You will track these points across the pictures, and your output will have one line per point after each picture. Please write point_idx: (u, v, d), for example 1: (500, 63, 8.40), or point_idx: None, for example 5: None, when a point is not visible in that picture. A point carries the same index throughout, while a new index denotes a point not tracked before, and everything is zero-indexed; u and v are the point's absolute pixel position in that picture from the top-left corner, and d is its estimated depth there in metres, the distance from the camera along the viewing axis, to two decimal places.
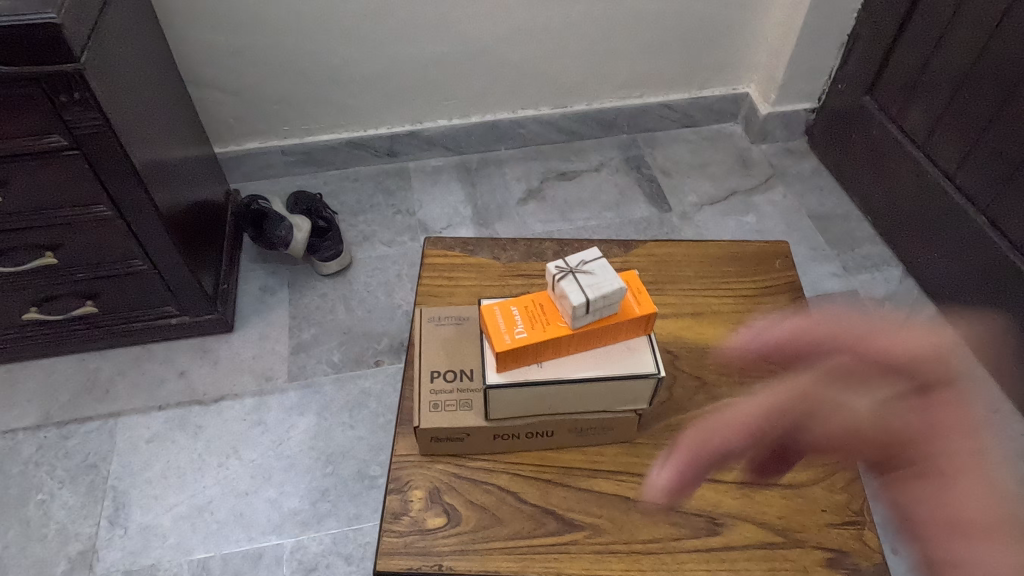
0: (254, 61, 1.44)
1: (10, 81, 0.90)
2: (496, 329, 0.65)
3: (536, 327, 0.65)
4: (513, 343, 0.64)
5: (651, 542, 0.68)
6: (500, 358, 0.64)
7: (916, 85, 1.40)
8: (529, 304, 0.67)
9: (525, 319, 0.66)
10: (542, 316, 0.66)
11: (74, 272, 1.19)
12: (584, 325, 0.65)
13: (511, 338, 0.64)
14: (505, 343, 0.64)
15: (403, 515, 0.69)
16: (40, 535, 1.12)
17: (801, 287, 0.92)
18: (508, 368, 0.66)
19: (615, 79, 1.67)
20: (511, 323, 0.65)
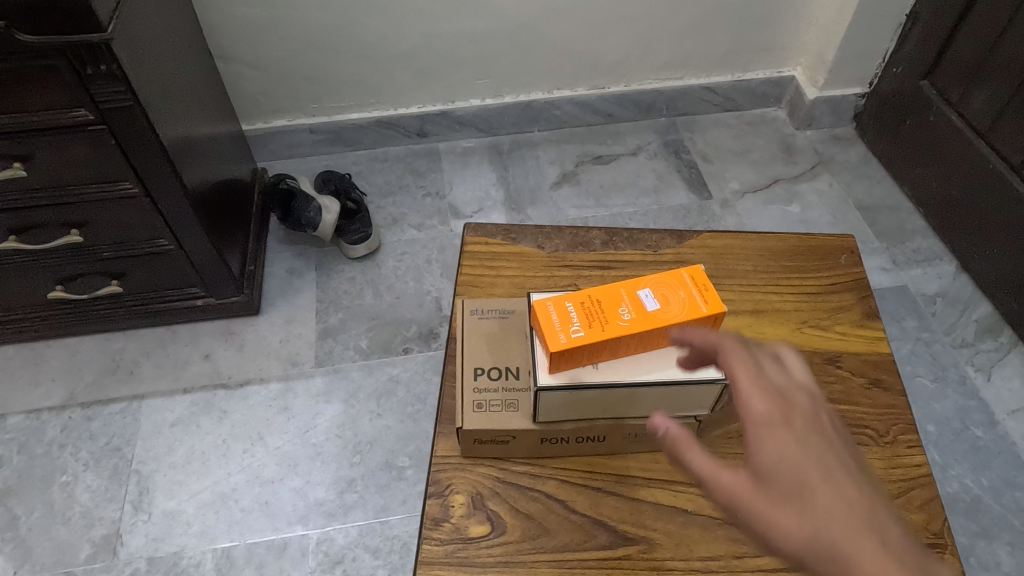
0: (283, 36, 1.39)
1: (35, 51, 0.86)
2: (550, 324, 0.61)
3: (594, 325, 0.60)
4: (570, 341, 0.59)
5: (710, 560, 0.64)
6: (555, 355, 0.59)
7: (980, 69, 1.32)
8: (586, 300, 0.63)
9: (582, 314, 0.61)
10: (601, 314, 0.61)
11: (100, 250, 1.16)
12: (647, 327, 0.60)
13: (566, 337, 0.59)
14: (560, 343, 0.59)
15: (444, 522, 0.65)
16: (64, 518, 1.10)
17: (867, 285, 0.86)
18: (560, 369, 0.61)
19: (656, 59, 1.60)
20: (566, 321, 0.61)
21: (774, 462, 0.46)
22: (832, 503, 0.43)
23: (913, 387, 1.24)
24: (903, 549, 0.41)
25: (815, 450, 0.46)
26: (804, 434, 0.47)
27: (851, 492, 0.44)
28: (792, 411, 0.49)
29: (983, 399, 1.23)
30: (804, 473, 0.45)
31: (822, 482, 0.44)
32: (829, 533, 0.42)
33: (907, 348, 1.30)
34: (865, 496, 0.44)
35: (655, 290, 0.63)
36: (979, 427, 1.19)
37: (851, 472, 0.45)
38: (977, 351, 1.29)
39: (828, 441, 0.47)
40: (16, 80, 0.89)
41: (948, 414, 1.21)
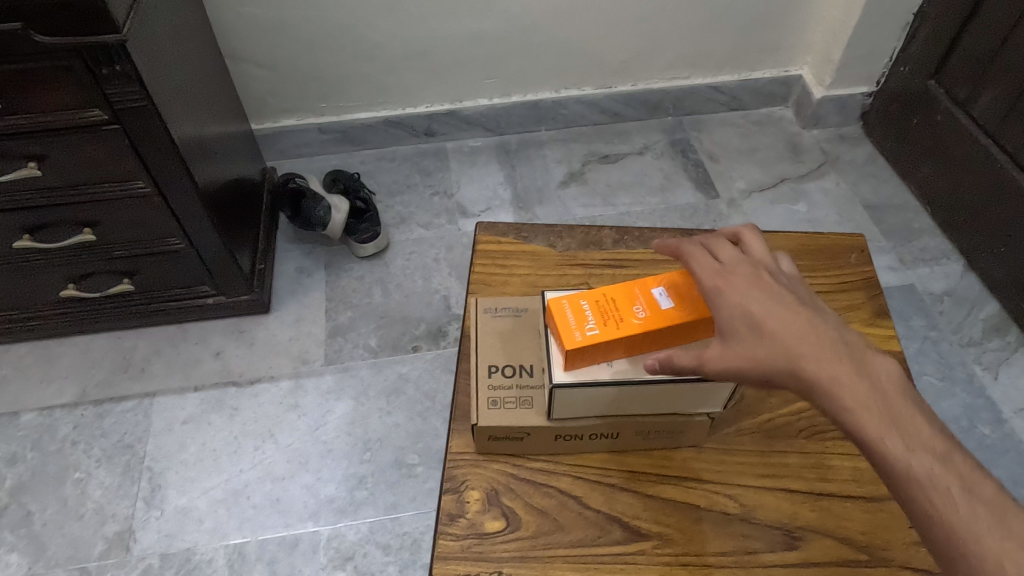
0: (293, 36, 1.40)
1: (51, 52, 0.87)
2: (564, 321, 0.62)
3: (608, 322, 0.61)
4: (584, 339, 0.60)
5: (723, 555, 0.64)
6: (569, 352, 0.60)
7: (988, 68, 1.32)
8: (600, 298, 0.63)
9: (596, 312, 0.62)
10: (616, 311, 0.62)
11: (112, 249, 1.17)
12: (661, 325, 0.61)
13: (581, 335, 0.60)
14: (575, 340, 0.60)
15: (459, 517, 0.66)
16: (77, 514, 1.11)
17: (877, 283, 0.87)
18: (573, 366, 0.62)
19: (663, 59, 1.60)
20: (581, 318, 0.61)
21: (732, 315, 0.59)
22: (783, 331, 0.57)
23: (921, 386, 1.25)
24: (839, 346, 0.56)
25: (763, 296, 0.59)
26: (751, 288, 0.60)
27: (794, 317, 0.58)
28: (739, 271, 0.62)
29: (990, 397, 1.23)
30: (758, 317, 0.58)
31: (773, 318, 0.58)
32: (784, 353, 0.56)
33: (914, 346, 1.30)
34: (804, 316, 0.58)
35: (669, 288, 0.64)
36: (987, 426, 1.20)
37: (792, 305, 0.59)
38: (984, 350, 1.29)
39: (771, 288, 0.60)
40: (32, 80, 0.90)
41: (956, 412, 1.22)
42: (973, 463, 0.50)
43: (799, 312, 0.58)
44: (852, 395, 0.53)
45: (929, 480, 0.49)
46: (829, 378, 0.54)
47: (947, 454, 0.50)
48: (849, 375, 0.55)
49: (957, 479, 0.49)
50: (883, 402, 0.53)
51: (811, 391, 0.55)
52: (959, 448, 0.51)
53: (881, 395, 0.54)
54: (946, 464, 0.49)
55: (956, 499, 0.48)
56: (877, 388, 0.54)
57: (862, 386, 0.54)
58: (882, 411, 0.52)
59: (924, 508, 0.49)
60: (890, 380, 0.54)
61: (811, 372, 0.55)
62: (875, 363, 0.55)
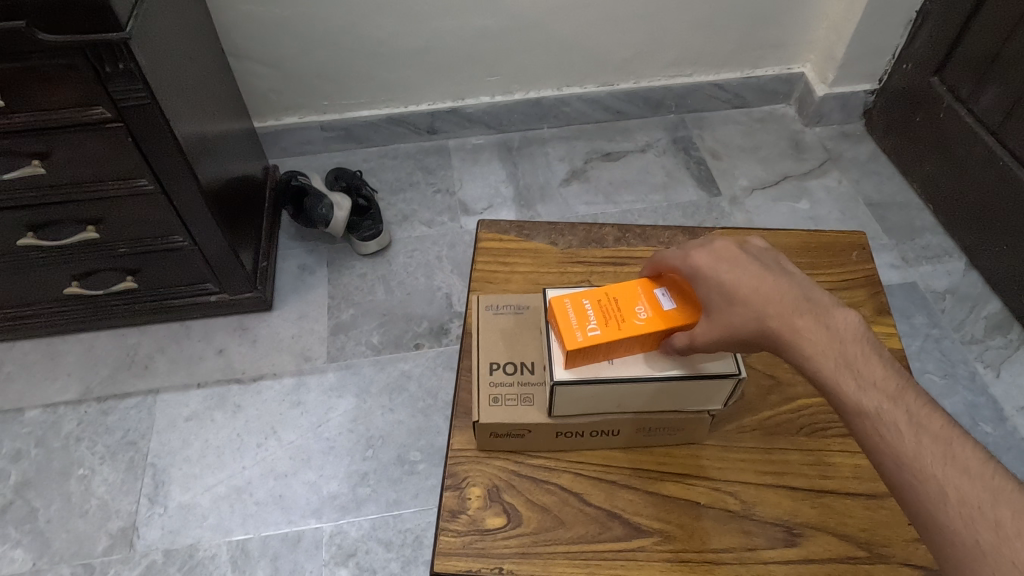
0: (295, 34, 1.40)
1: (55, 50, 0.87)
2: (567, 319, 0.62)
3: (609, 322, 0.62)
4: (585, 339, 0.60)
5: (723, 552, 0.64)
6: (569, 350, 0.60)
7: (991, 66, 1.32)
8: (602, 297, 0.64)
9: (598, 311, 0.62)
10: (618, 312, 0.62)
11: (116, 246, 1.17)
12: (662, 327, 0.61)
13: (584, 335, 0.60)
14: (578, 341, 0.60)
15: (460, 514, 0.66)
16: (82, 510, 1.12)
17: (879, 281, 0.87)
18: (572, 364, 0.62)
19: (665, 56, 1.60)
20: (583, 318, 0.62)
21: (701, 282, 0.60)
22: (747, 290, 0.58)
23: (922, 383, 1.25)
24: (800, 300, 0.57)
25: (731, 258, 0.60)
26: (718, 251, 0.61)
27: (757, 275, 0.58)
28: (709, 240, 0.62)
29: (992, 395, 1.23)
30: (725, 279, 0.59)
31: (737, 276, 0.58)
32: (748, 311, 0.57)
33: (916, 344, 1.30)
34: (768, 273, 0.59)
35: (671, 289, 0.64)
36: (989, 423, 1.20)
37: (757, 266, 0.59)
38: (986, 348, 1.29)
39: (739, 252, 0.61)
40: (36, 78, 0.90)
41: (957, 410, 1.22)
42: (928, 401, 0.50)
43: (764, 270, 0.59)
44: (812, 344, 0.54)
45: (879, 418, 0.50)
46: (790, 331, 0.55)
47: (899, 394, 0.51)
48: (809, 326, 0.55)
49: (907, 416, 0.49)
50: (840, 350, 0.53)
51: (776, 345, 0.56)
52: (912, 388, 0.51)
53: (839, 342, 0.54)
54: (895, 404, 0.50)
55: (904, 436, 0.48)
56: (835, 336, 0.54)
57: (821, 337, 0.54)
58: (838, 358, 0.53)
59: (875, 447, 0.49)
60: (849, 328, 0.55)
61: (773, 326, 0.56)
62: (837, 314, 0.56)
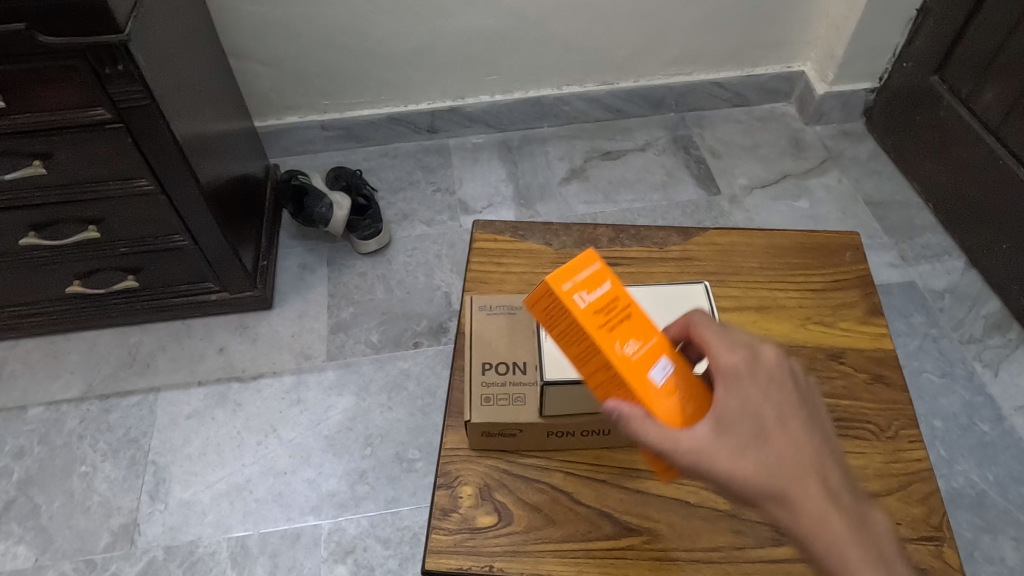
0: (296, 34, 1.41)
1: (55, 52, 0.88)
2: (579, 271, 0.60)
3: (596, 316, 0.58)
4: (566, 291, 0.58)
5: (713, 551, 0.65)
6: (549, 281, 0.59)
7: (991, 64, 1.31)
8: (623, 301, 0.60)
9: (602, 299, 0.59)
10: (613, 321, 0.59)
11: (117, 246, 1.18)
12: (618, 362, 0.57)
13: (571, 292, 0.58)
14: (563, 287, 0.58)
15: (452, 512, 0.67)
16: (84, 507, 1.13)
17: (872, 282, 0.87)
18: (534, 303, 0.60)
19: (665, 55, 1.60)
20: (592, 285, 0.59)
21: (740, 421, 0.54)
22: (791, 457, 0.53)
23: (920, 383, 1.25)
24: (843, 492, 0.53)
25: (780, 410, 0.55)
26: (766, 397, 0.55)
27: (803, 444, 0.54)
28: (757, 374, 0.57)
29: (990, 394, 1.23)
30: (770, 431, 0.54)
31: (779, 436, 0.54)
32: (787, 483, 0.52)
33: (914, 343, 1.30)
34: (812, 444, 0.54)
35: (673, 368, 0.59)
36: (986, 423, 1.20)
37: (807, 431, 0.55)
38: (985, 347, 1.29)
39: (792, 405, 0.56)
40: (37, 79, 0.91)
41: (955, 409, 1.22)
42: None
43: (813, 437, 0.54)
44: (854, 549, 0.50)
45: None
46: (823, 521, 0.51)
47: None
48: (846, 526, 0.51)
49: None
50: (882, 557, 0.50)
51: (796, 535, 0.51)
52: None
53: (876, 550, 0.51)
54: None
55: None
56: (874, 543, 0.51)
57: (861, 541, 0.51)
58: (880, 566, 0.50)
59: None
60: (884, 530, 0.52)
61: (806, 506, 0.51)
62: (874, 514, 0.53)
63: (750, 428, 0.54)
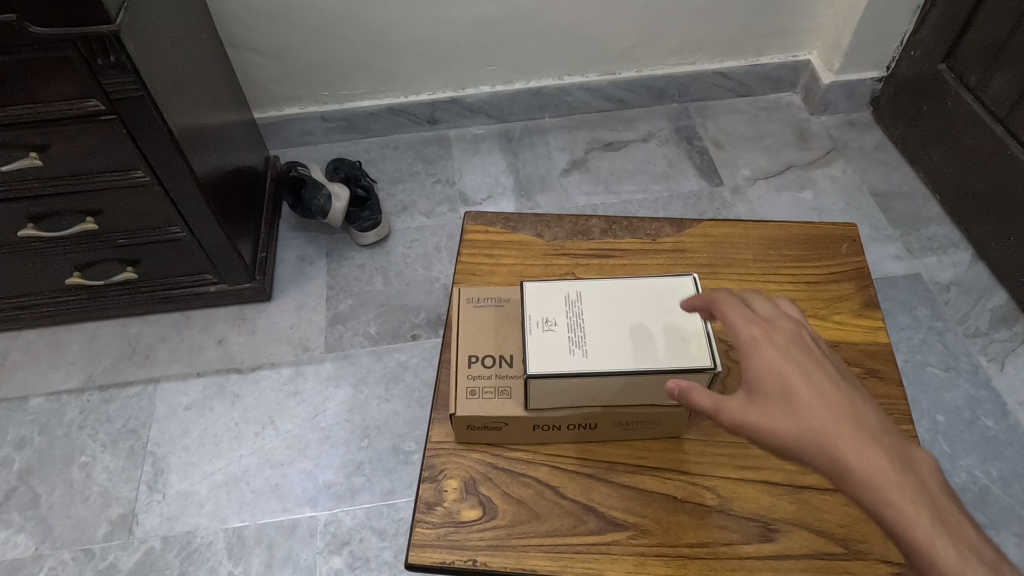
0: (294, 25, 1.40)
1: (46, 43, 0.88)
2: None
3: None
4: None
5: (698, 546, 0.65)
6: None
7: (999, 52, 1.28)
8: None
9: None
10: None
11: (115, 238, 1.18)
12: None
13: None
14: None
15: (436, 506, 0.67)
16: (83, 496, 1.14)
17: (869, 273, 0.86)
18: None
19: (668, 45, 1.58)
20: None
21: (774, 379, 0.56)
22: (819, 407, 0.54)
23: (923, 377, 1.23)
24: (883, 427, 0.53)
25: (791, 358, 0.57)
26: (786, 352, 0.57)
27: (834, 391, 0.55)
28: (775, 336, 0.58)
29: (995, 389, 1.21)
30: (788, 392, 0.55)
31: (813, 396, 0.54)
32: (820, 429, 0.53)
33: (918, 336, 1.28)
34: (847, 394, 0.55)
35: None
36: (990, 417, 1.18)
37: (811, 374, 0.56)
38: (991, 341, 1.27)
39: (813, 354, 0.58)
40: (29, 70, 0.91)
41: (958, 404, 1.20)
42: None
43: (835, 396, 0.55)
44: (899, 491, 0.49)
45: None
46: (865, 463, 0.51)
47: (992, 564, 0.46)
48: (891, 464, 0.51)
49: None
50: (930, 507, 0.48)
51: (847, 476, 0.51)
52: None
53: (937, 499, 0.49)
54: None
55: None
56: (935, 498, 0.49)
57: (905, 477, 0.50)
58: (925, 508, 0.48)
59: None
60: (933, 476, 0.51)
61: (857, 454, 0.51)
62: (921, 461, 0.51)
63: (774, 385, 0.56)
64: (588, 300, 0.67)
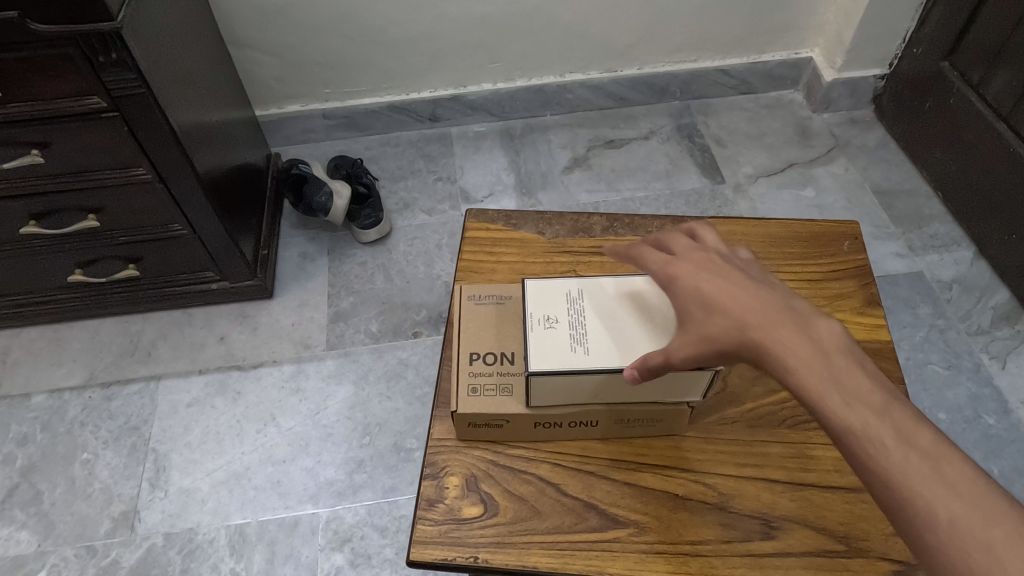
0: (295, 22, 1.40)
1: (48, 40, 0.88)
2: None
3: None
4: None
5: (699, 544, 0.65)
6: None
7: (1002, 50, 1.28)
8: None
9: None
10: None
11: (116, 235, 1.19)
12: None
13: None
14: None
15: (438, 503, 0.67)
16: (85, 493, 1.14)
17: (870, 271, 0.86)
18: None
19: (669, 42, 1.58)
20: None
21: (693, 293, 0.56)
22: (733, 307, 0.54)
23: (925, 375, 1.23)
24: (789, 309, 0.54)
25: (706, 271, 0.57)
26: (699, 268, 0.57)
27: (740, 288, 0.55)
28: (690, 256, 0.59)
29: (997, 387, 1.21)
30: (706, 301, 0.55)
31: (720, 290, 0.55)
32: (738, 328, 0.53)
33: (920, 334, 1.28)
34: (750, 284, 0.56)
35: None
36: (992, 415, 1.18)
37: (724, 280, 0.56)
38: (992, 339, 1.27)
39: (719, 261, 0.58)
40: (31, 67, 0.91)
41: (960, 402, 1.20)
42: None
43: (746, 293, 0.55)
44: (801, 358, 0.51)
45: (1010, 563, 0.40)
46: (778, 348, 0.52)
47: (884, 409, 0.48)
48: (793, 337, 0.52)
49: (896, 434, 0.46)
50: (829, 367, 0.50)
51: (756, 356, 0.53)
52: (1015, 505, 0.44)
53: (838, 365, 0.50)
54: (906, 439, 0.46)
55: (946, 489, 0.44)
56: (840, 365, 0.50)
57: (816, 352, 0.51)
58: (823, 371, 0.50)
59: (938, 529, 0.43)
60: (832, 340, 0.52)
61: (763, 332, 0.52)
62: (824, 329, 0.52)
63: (693, 299, 0.56)
64: (589, 298, 0.68)
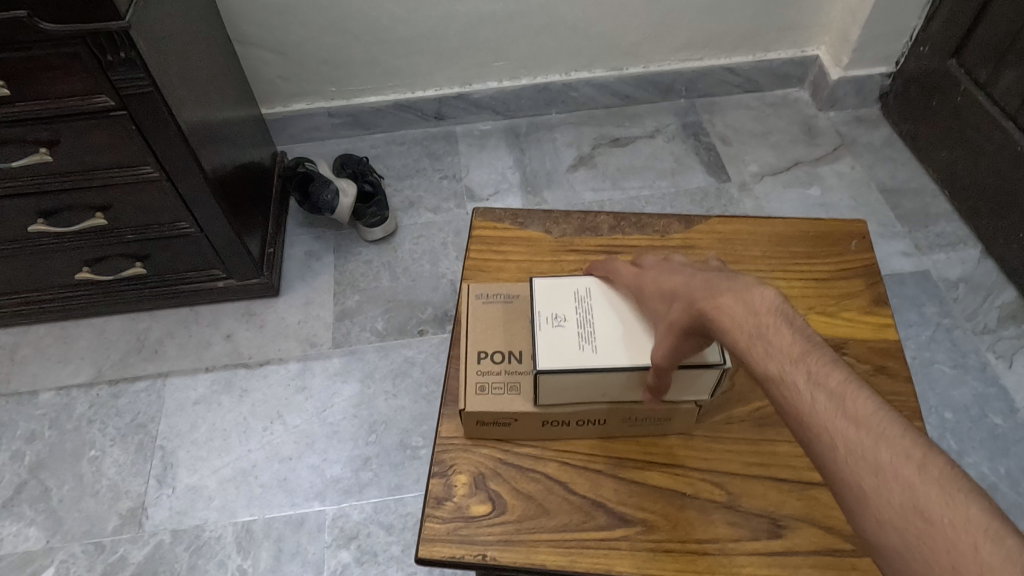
0: (301, 20, 1.40)
1: (57, 39, 0.88)
2: None
3: None
4: None
5: (707, 542, 0.65)
6: None
7: (1010, 48, 1.28)
8: None
9: None
10: None
11: (124, 233, 1.19)
12: None
13: None
14: None
15: (446, 501, 0.68)
16: (93, 490, 1.14)
17: (877, 270, 0.86)
18: None
19: (675, 40, 1.58)
20: None
21: (661, 292, 0.63)
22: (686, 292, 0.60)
23: (931, 374, 1.23)
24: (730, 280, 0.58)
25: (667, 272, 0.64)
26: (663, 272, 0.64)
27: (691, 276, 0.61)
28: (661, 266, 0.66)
29: (1004, 386, 1.21)
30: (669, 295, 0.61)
31: (677, 281, 0.61)
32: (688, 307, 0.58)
33: (926, 334, 1.28)
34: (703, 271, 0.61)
35: None
36: (999, 415, 1.18)
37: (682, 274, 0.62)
38: (999, 338, 1.27)
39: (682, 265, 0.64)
40: (40, 66, 0.91)
41: (967, 401, 1.20)
42: (947, 458, 0.43)
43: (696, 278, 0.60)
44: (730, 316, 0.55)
45: (891, 480, 0.43)
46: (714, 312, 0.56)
47: (802, 357, 0.51)
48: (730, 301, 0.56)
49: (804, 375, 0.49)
50: (755, 323, 0.53)
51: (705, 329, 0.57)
52: (917, 433, 0.45)
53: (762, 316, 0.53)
54: (813, 378, 0.49)
55: (845, 421, 0.46)
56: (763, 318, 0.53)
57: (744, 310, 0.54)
58: (751, 326, 0.53)
59: (830, 452, 0.46)
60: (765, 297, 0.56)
61: (700, 301, 0.57)
62: (755, 290, 0.55)
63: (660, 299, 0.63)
64: (595, 297, 0.68)
